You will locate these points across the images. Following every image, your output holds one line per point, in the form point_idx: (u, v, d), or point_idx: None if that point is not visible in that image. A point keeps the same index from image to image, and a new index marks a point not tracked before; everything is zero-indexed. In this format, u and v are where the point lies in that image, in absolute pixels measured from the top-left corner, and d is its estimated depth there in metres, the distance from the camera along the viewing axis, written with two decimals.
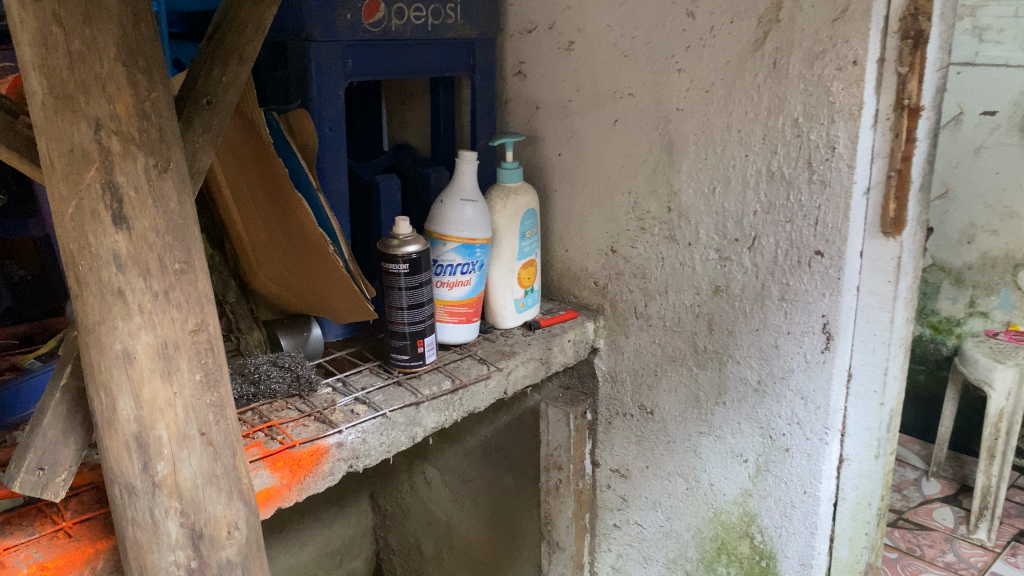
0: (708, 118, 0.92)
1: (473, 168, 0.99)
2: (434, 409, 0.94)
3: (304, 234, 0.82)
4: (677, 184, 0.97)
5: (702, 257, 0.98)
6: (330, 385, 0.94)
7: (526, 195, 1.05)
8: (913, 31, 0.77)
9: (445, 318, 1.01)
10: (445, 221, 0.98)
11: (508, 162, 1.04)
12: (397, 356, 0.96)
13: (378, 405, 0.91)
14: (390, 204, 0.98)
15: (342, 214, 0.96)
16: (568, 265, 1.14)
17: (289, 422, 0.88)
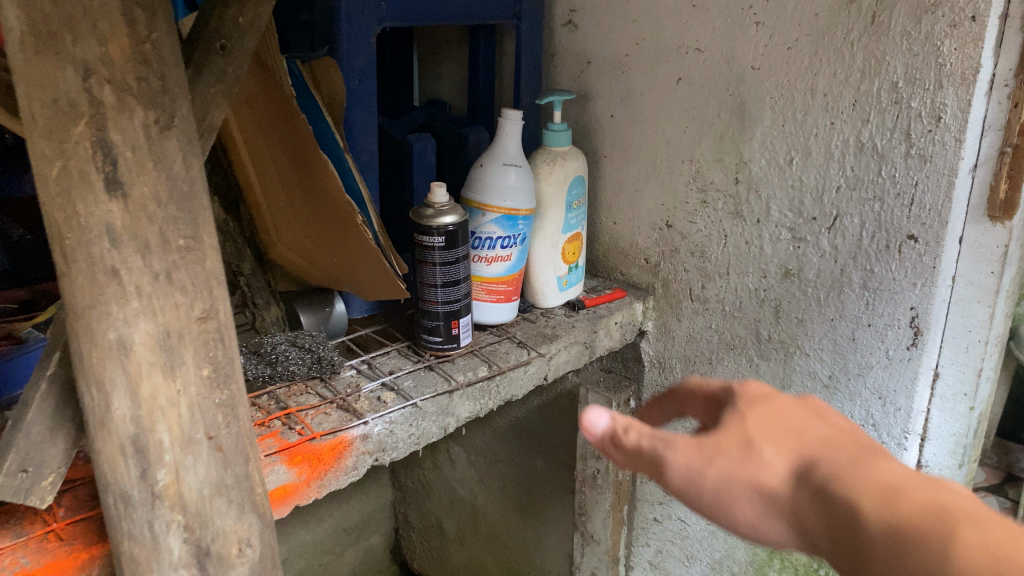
0: (790, 79, 0.81)
1: (518, 129, 0.89)
2: (468, 398, 0.85)
3: (329, 201, 0.73)
4: (748, 154, 0.87)
5: (772, 237, 0.87)
6: (354, 367, 0.85)
7: (575, 161, 0.94)
8: None
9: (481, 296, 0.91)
10: (485, 188, 0.88)
11: (555, 124, 0.93)
12: (428, 339, 0.87)
13: (408, 394, 0.82)
14: (424, 167, 0.88)
15: (372, 177, 0.86)
16: (616, 239, 1.04)
17: (309, 411, 0.79)
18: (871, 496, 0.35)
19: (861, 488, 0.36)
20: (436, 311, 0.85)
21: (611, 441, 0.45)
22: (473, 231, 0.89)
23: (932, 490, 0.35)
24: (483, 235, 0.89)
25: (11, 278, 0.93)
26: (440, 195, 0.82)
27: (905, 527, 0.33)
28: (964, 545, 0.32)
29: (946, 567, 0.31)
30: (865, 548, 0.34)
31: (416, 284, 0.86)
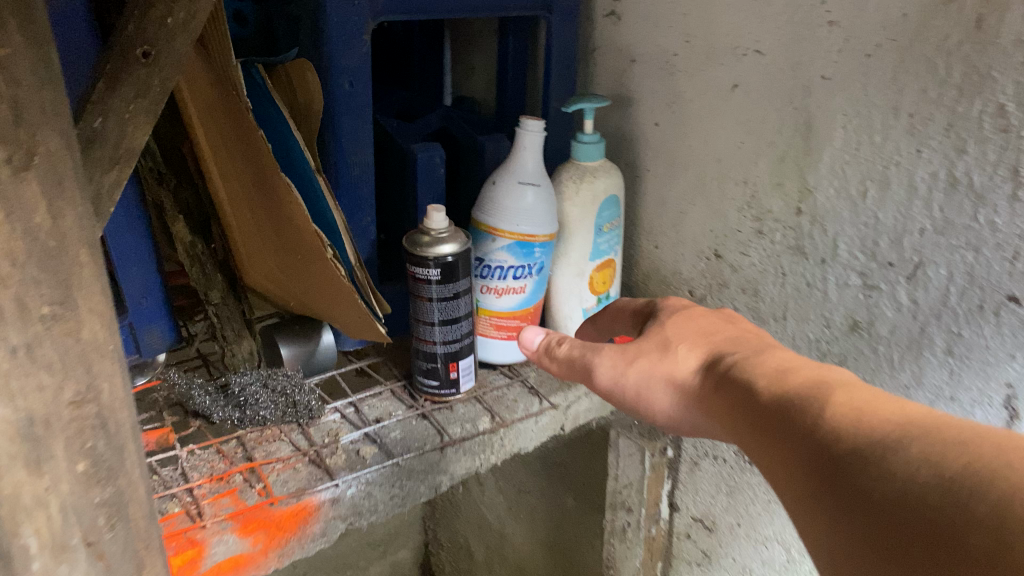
0: (869, 93, 0.65)
1: (538, 142, 0.76)
2: (464, 454, 0.73)
3: (294, 231, 0.62)
4: (813, 180, 0.72)
5: (838, 281, 0.73)
6: (338, 412, 0.75)
7: (608, 179, 0.81)
8: None
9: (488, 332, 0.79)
10: (498, 210, 0.76)
11: (587, 134, 0.80)
12: (424, 381, 0.76)
13: (393, 449, 0.71)
14: (430, 182, 0.77)
15: (365, 193, 0.74)
16: (658, 265, 0.90)
17: (277, 464, 0.69)
18: (765, 379, 0.45)
19: (760, 373, 0.47)
20: (432, 353, 0.74)
21: (543, 349, 0.65)
22: (482, 257, 0.77)
23: (817, 369, 0.45)
24: (493, 264, 0.77)
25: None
26: (438, 221, 0.70)
27: (828, 417, 0.38)
28: (863, 413, 0.37)
29: (847, 434, 0.36)
30: (802, 426, 0.39)
31: (411, 320, 0.74)
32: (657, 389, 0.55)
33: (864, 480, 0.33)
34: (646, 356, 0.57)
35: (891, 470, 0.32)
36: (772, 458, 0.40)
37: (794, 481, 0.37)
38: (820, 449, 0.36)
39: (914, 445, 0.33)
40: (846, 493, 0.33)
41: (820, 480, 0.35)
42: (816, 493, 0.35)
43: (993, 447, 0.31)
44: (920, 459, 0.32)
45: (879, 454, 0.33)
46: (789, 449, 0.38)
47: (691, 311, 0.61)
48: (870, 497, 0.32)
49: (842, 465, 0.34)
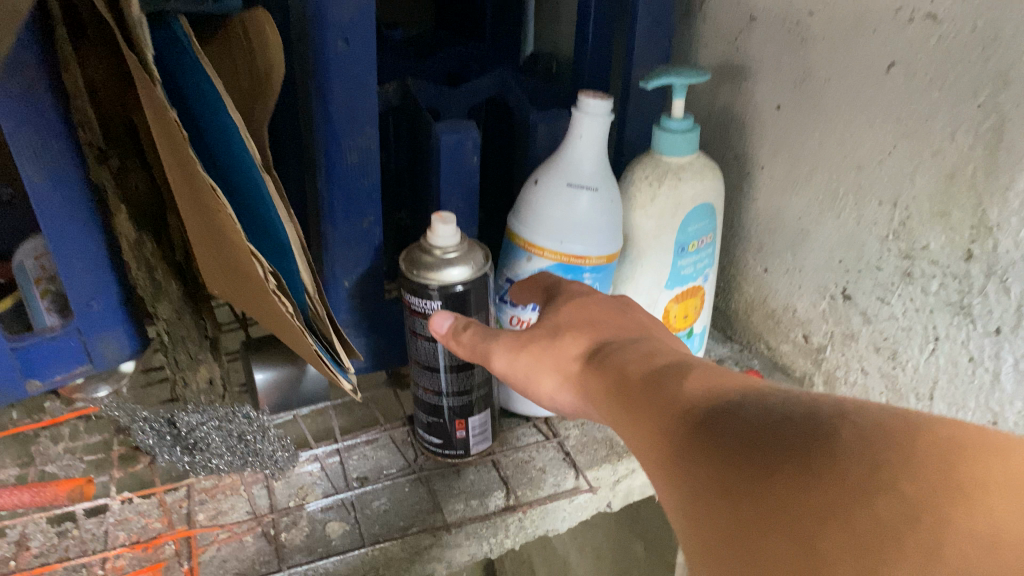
0: None
1: (601, 130, 0.54)
2: (466, 538, 0.55)
3: (229, 252, 0.45)
4: (996, 215, 0.48)
5: (1016, 365, 0.49)
6: (315, 463, 0.59)
7: (698, 183, 0.58)
8: None
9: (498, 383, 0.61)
10: (539, 219, 0.56)
11: (674, 120, 0.58)
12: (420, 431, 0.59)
13: (370, 528, 0.54)
14: (455, 174, 0.58)
15: (368, 187, 0.56)
16: (765, 293, 0.69)
17: (220, 533, 0.54)
18: (632, 362, 0.40)
19: (630, 359, 0.40)
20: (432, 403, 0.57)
21: (449, 334, 0.50)
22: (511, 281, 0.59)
23: (678, 355, 0.39)
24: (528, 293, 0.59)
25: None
26: (445, 237, 0.51)
27: (688, 394, 0.33)
28: (728, 391, 0.32)
29: (701, 405, 0.32)
30: (658, 399, 0.35)
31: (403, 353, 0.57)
32: (545, 385, 0.45)
33: (735, 470, 0.27)
34: (535, 343, 0.46)
35: (756, 469, 0.27)
36: (644, 459, 0.34)
37: (659, 472, 0.32)
38: (669, 425, 0.32)
39: (775, 433, 0.27)
40: (718, 496, 0.28)
41: (693, 491, 0.29)
42: (684, 499, 0.30)
43: (829, 405, 0.28)
44: (770, 439, 0.27)
45: (744, 453, 0.27)
46: (643, 427, 0.35)
47: (585, 300, 0.49)
48: (738, 490, 0.27)
49: (706, 446, 0.29)
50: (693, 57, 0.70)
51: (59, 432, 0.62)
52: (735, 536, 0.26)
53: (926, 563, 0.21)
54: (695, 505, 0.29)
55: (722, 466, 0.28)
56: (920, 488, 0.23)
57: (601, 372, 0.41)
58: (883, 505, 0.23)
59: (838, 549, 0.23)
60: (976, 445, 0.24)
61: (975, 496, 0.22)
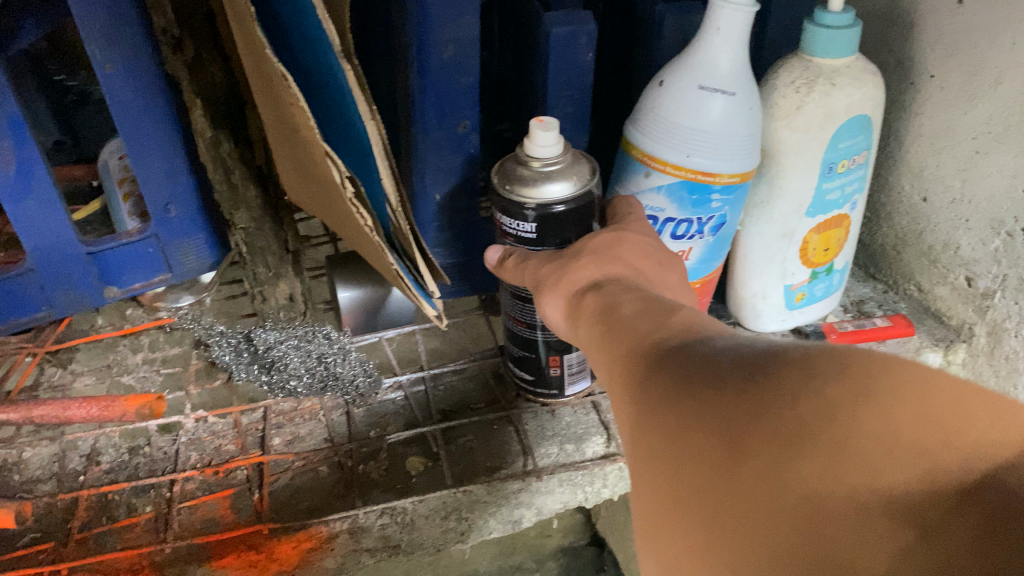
0: None
1: (744, 22, 0.45)
2: (559, 485, 0.50)
3: (305, 151, 0.39)
4: None
5: None
6: (399, 389, 0.54)
7: (854, 91, 0.49)
8: None
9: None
10: (663, 129, 0.48)
11: (830, 14, 0.48)
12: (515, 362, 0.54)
13: (453, 467, 0.49)
14: (569, 75, 0.51)
15: (467, 87, 0.50)
16: (921, 227, 0.59)
17: (295, 461, 0.50)
18: (625, 296, 0.34)
19: (628, 289, 0.35)
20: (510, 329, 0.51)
21: (497, 266, 0.47)
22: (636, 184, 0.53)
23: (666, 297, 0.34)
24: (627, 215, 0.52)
25: (70, 153, 0.71)
26: (545, 148, 0.44)
27: (664, 320, 0.30)
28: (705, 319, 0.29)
29: (668, 332, 0.28)
30: (630, 327, 0.31)
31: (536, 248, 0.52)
32: (550, 306, 0.41)
33: (667, 387, 0.24)
34: (557, 261, 0.42)
35: (689, 383, 0.24)
36: (608, 386, 0.31)
37: (615, 395, 0.29)
38: (632, 347, 0.29)
39: (717, 354, 0.24)
40: (649, 412, 0.25)
41: (635, 410, 0.26)
42: (628, 418, 0.27)
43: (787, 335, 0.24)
44: (711, 359, 0.24)
45: (683, 372, 0.24)
46: (611, 355, 0.31)
47: (631, 231, 0.43)
48: (667, 402, 0.24)
49: (656, 365, 0.26)
50: None
51: (139, 341, 0.59)
52: (657, 446, 0.24)
53: (830, 462, 0.18)
54: (634, 427, 0.26)
55: (663, 380, 0.25)
56: (844, 387, 0.19)
57: (598, 297, 0.36)
58: (805, 408, 0.19)
59: (755, 447, 0.20)
60: (907, 361, 0.20)
61: (882, 398, 0.19)
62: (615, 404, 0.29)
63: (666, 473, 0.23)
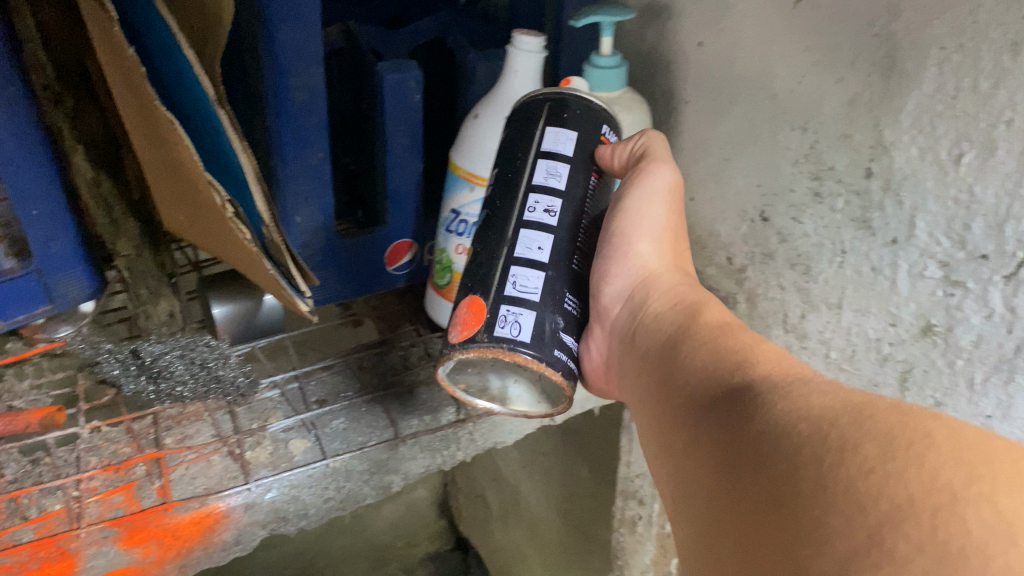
0: (979, 18, 0.47)
1: (535, 64, 0.58)
2: (420, 451, 0.61)
3: (189, 181, 0.48)
4: (889, 136, 0.54)
5: (911, 270, 0.55)
6: (276, 387, 0.62)
7: (628, 116, 0.63)
8: None
9: (462, 309, 0.48)
10: (480, 153, 0.60)
11: (603, 57, 0.62)
12: (502, 329, 0.47)
13: (330, 444, 0.58)
14: (402, 111, 0.62)
15: (315, 124, 0.60)
16: (693, 223, 0.74)
17: (187, 454, 0.56)
18: (721, 344, 0.40)
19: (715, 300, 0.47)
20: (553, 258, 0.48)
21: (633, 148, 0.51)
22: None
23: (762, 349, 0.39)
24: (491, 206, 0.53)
25: None
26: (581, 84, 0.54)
27: (744, 365, 0.37)
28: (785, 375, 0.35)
29: (754, 383, 0.35)
30: (729, 395, 0.35)
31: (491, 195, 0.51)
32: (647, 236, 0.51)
33: (781, 456, 0.28)
34: (673, 221, 0.53)
35: (792, 441, 0.29)
36: (683, 420, 0.38)
37: (698, 443, 0.35)
38: (731, 414, 0.33)
39: (826, 414, 0.29)
40: (749, 464, 0.30)
41: (725, 458, 0.32)
42: (715, 462, 0.33)
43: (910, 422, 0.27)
44: (813, 416, 0.29)
45: (787, 431, 0.29)
46: (712, 425, 0.35)
47: None
48: (772, 459, 0.29)
49: (755, 434, 0.31)
50: None
51: (25, 369, 0.64)
52: (772, 517, 0.27)
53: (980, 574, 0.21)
54: (724, 474, 0.31)
55: (769, 442, 0.30)
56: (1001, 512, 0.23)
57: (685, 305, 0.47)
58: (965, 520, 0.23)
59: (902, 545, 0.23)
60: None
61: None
62: (692, 447, 0.35)
63: (762, 522, 0.27)
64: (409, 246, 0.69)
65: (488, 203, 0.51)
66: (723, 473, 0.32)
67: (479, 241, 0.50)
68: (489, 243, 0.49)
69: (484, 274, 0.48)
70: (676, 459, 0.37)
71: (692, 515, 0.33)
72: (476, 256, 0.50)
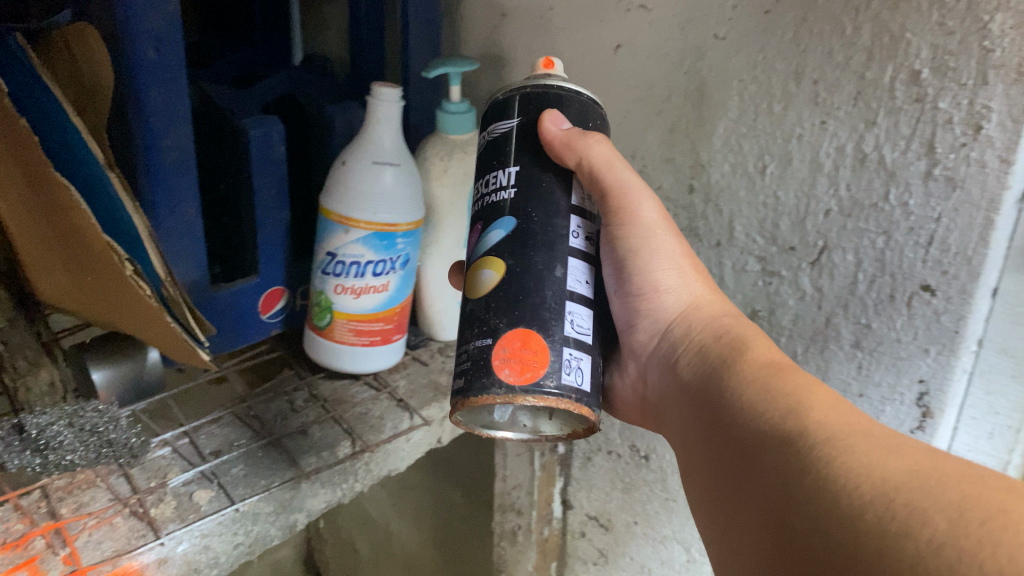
0: (767, 56, 0.58)
1: (395, 113, 0.64)
2: (322, 487, 0.62)
3: (83, 244, 0.48)
4: (706, 157, 0.65)
5: (734, 266, 0.67)
6: (167, 445, 0.63)
7: None
8: None
9: (515, 344, 0.43)
10: (350, 196, 0.64)
11: (454, 103, 0.68)
12: (569, 376, 0.44)
13: (235, 490, 0.59)
14: (269, 163, 0.65)
15: (189, 181, 0.62)
16: None
17: (88, 520, 0.55)
18: (756, 392, 0.40)
19: (756, 342, 0.45)
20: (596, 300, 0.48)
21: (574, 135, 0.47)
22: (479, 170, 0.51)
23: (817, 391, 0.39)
24: (498, 205, 0.48)
25: None
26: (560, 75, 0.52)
27: (796, 410, 0.37)
28: (841, 420, 0.36)
29: (805, 427, 0.36)
30: (776, 434, 0.37)
31: (517, 201, 0.47)
32: (669, 268, 0.51)
33: (839, 516, 0.31)
34: (675, 240, 0.51)
35: (853, 504, 0.31)
36: (731, 469, 0.39)
37: (749, 498, 0.37)
38: (783, 468, 0.35)
39: (888, 477, 0.31)
40: (803, 522, 0.33)
41: (781, 514, 0.34)
42: (767, 515, 0.35)
43: (979, 501, 0.29)
44: (873, 481, 0.31)
45: (847, 490, 0.32)
46: (763, 469, 0.37)
47: None
48: (833, 522, 0.31)
49: (813, 490, 0.33)
50: (457, 51, 0.81)
51: None
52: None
53: None
54: (781, 532, 0.34)
55: (829, 501, 0.32)
56: None
57: (711, 341, 0.47)
58: None
59: None
60: None
61: None
62: (743, 499, 0.38)
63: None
64: (282, 293, 0.72)
65: (517, 211, 0.47)
66: (780, 530, 0.34)
67: (512, 254, 0.46)
68: (528, 259, 0.45)
69: (534, 302, 0.44)
70: (731, 512, 0.39)
71: (755, 569, 0.36)
72: (517, 276, 0.45)
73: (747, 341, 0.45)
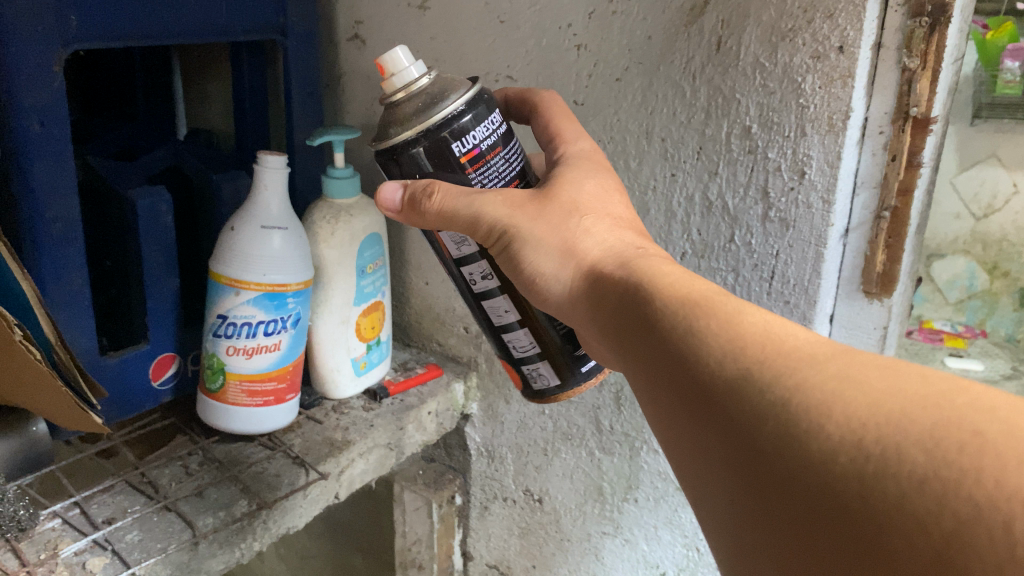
0: (621, 118, 0.65)
1: (281, 178, 0.67)
2: (219, 547, 0.62)
3: None
4: None
5: None
6: (57, 517, 0.62)
7: (365, 217, 0.74)
8: (925, 24, 0.52)
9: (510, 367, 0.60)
10: (240, 259, 0.66)
11: (338, 168, 0.73)
12: (538, 381, 0.57)
13: (130, 555, 0.58)
14: (157, 231, 0.67)
15: (76, 248, 0.63)
16: (429, 303, 0.86)
17: None
18: (685, 331, 0.37)
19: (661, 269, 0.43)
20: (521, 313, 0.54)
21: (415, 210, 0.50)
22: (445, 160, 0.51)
23: (742, 315, 0.37)
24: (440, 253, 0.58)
25: None
26: (399, 69, 0.51)
27: (732, 346, 0.35)
28: (776, 352, 0.34)
29: (747, 371, 0.34)
30: (714, 372, 0.35)
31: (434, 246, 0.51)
32: (544, 254, 0.47)
33: (807, 459, 0.29)
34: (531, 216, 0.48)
35: (823, 448, 0.29)
36: (671, 420, 0.37)
37: (690, 449, 0.35)
38: (732, 410, 0.33)
39: (853, 412, 0.30)
40: (767, 465, 0.31)
41: (737, 454, 0.32)
42: (718, 469, 0.33)
43: (946, 417, 0.28)
44: (837, 416, 0.30)
45: (812, 431, 0.30)
46: (708, 410, 0.34)
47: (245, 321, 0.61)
48: (803, 472, 0.29)
49: (774, 433, 0.31)
50: (339, 120, 0.85)
51: None
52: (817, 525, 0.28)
53: None
54: (739, 483, 0.32)
55: (795, 446, 0.30)
56: None
57: (615, 270, 0.44)
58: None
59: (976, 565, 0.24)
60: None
61: None
62: (686, 449, 0.35)
63: (814, 539, 0.28)
64: (173, 359, 0.73)
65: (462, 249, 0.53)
66: (739, 484, 0.32)
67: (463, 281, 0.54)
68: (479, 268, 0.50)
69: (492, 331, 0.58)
70: (676, 467, 0.37)
71: (711, 528, 0.34)
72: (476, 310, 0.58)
73: (656, 272, 0.42)
